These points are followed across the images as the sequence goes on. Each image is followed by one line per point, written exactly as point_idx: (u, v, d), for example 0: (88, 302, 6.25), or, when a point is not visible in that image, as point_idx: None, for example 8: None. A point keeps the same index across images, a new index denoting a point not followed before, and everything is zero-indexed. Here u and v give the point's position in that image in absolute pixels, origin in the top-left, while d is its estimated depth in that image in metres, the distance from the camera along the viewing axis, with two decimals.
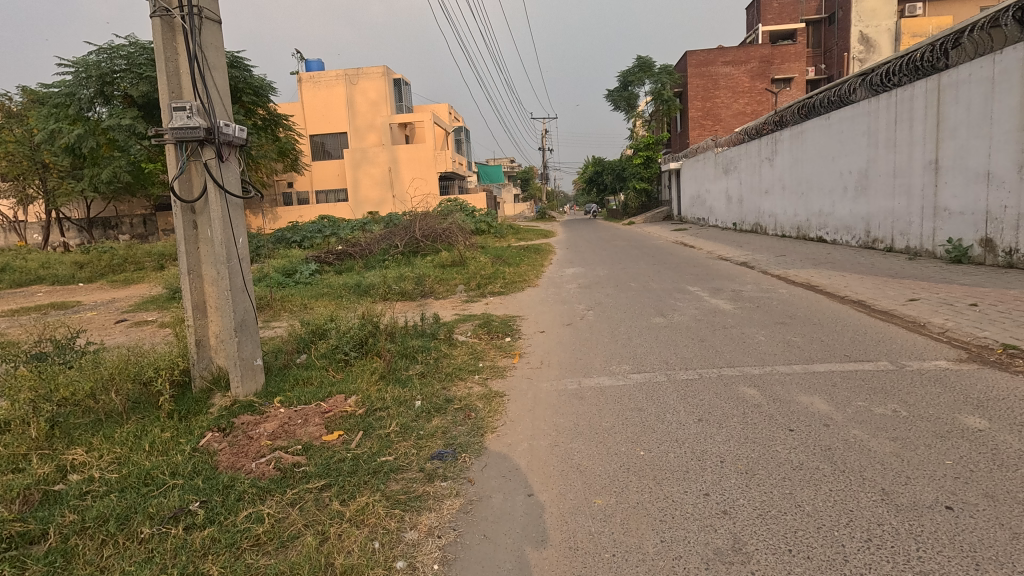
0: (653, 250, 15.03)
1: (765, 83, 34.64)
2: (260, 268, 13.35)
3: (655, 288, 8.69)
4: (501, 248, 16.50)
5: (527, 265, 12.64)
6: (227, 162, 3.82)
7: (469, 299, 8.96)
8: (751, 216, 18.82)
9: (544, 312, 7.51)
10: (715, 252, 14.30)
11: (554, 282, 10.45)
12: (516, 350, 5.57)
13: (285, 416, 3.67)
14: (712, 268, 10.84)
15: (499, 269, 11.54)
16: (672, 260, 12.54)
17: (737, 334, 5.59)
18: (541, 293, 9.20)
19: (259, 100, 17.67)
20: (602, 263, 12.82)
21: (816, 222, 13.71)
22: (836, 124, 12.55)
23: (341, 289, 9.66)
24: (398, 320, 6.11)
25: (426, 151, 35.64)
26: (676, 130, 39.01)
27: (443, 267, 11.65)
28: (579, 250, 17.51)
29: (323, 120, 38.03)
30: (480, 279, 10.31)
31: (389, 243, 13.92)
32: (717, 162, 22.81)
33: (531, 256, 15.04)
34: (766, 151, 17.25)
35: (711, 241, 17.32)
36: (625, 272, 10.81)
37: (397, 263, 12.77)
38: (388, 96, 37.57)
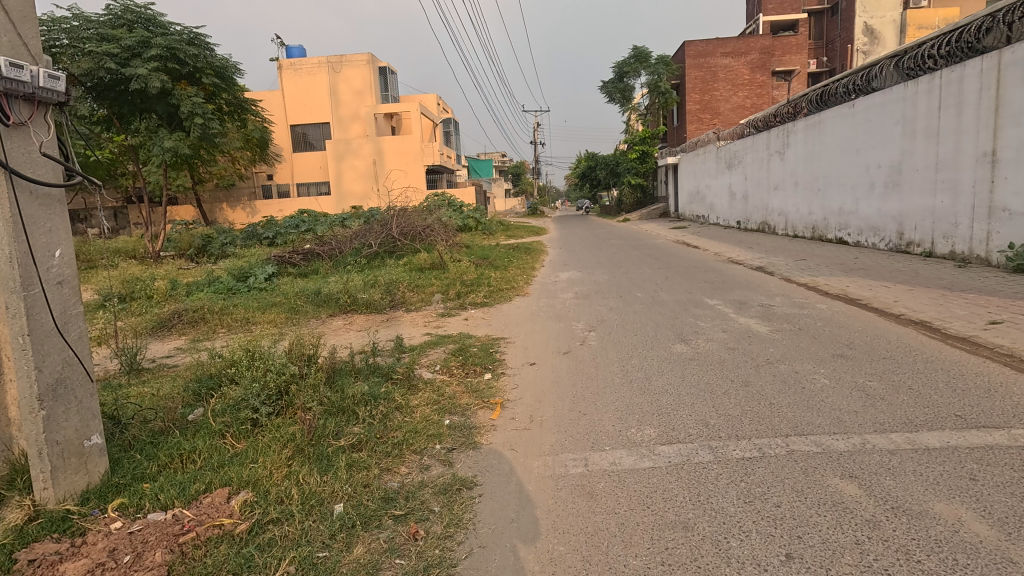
0: (654, 251, 13.70)
1: (766, 75, 33.34)
2: (218, 269, 11.87)
3: (665, 300, 7.36)
4: (489, 248, 15.06)
5: (516, 269, 11.23)
6: (21, 129, 2.37)
7: (447, 312, 7.57)
8: (758, 214, 17.53)
9: (536, 332, 6.13)
10: (723, 253, 12.98)
11: (547, 289, 9.09)
12: (496, 397, 4.13)
13: (107, 546, 2.24)
14: (727, 274, 9.49)
15: (485, 274, 10.13)
16: (679, 263, 11.22)
17: (788, 375, 4.22)
18: (532, 304, 7.85)
19: (224, 83, 15.94)
20: (599, 265, 11.49)
21: (836, 221, 12.39)
22: (862, 112, 11.21)
23: (297, 297, 8.25)
24: (343, 351, 4.66)
25: (412, 143, 34.06)
26: (673, 124, 37.67)
27: (420, 271, 10.22)
28: (573, 250, 16.11)
29: (304, 110, 36.25)
30: (461, 286, 8.91)
31: (363, 242, 12.46)
32: (719, 156, 21.47)
33: (521, 257, 13.65)
34: (776, 143, 15.91)
35: (716, 241, 16.01)
36: (627, 278, 9.45)
37: (369, 266, 11.32)
38: (373, 85, 35.91)
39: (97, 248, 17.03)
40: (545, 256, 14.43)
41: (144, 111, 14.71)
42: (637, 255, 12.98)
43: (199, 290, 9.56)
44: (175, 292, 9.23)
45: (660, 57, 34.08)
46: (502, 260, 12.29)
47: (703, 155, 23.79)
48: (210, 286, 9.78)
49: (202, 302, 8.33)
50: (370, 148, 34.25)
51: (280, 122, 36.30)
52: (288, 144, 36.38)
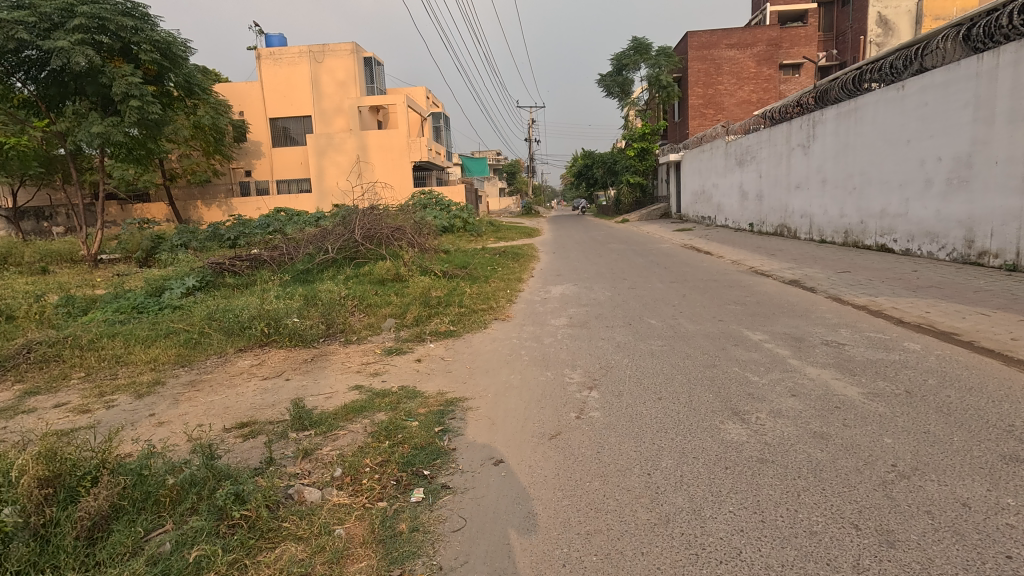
0: (663, 259, 11.80)
1: (773, 69, 31.49)
2: (143, 279, 9.94)
3: (690, 332, 5.45)
4: (471, 254, 13.16)
5: (498, 280, 9.33)
6: None
7: (398, 346, 5.63)
8: (774, 215, 15.70)
9: (511, 389, 4.21)
10: (743, 262, 11.13)
11: (533, 310, 7.20)
12: (419, 568, 2.19)
13: None
14: (759, 292, 7.61)
15: (459, 287, 8.24)
16: (695, 275, 9.33)
17: (954, 515, 2.31)
18: (513, 334, 5.95)
19: (171, 64, 14.01)
20: (599, 276, 9.64)
21: (877, 225, 10.54)
22: (914, 94, 9.35)
23: (207, 321, 6.33)
24: (169, 460, 2.73)
25: (398, 138, 32.12)
26: (674, 120, 35.84)
27: (379, 286, 8.28)
28: (567, 255, 14.24)
29: (284, 102, 34.20)
30: (425, 305, 7.01)
31: (319, 248, 10.59)
32: (728, 151, 19.63)
33: (507, 265, 11.76)
34: (797, 136, 14.07)
35: (729, 247, 14.14)
36: (635, 296, 7.58)
37: (323, 277, 9.40)
38: (357, 76, 33.94)
39: (29, 251, 15.03)
40: (535, 263, 12.53)
41: (74, 93, 12.80)
42: (642, 263, 11.09)
43: (96, 308, 7.61)
44: (66, 312, 7.30)
45: (661, 49, 32.24)
46: (484, 269, 10.42)
47: (710, 152, 21.94)
48: (112, 302, 7.84)
49: (84, 327, 6.40)
50: (354, 143, 32.32)
51: (258, 115, 34.21)
52: (267, 138, 34.31)
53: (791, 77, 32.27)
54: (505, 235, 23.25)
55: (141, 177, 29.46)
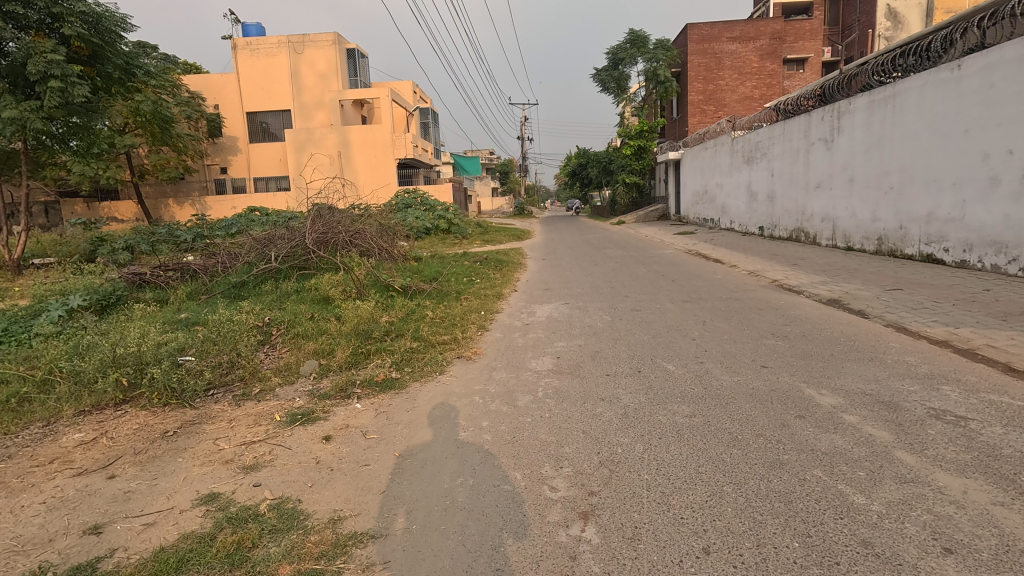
0: (669, 269, 10.17)
1: (776, 63, 30.02)
2: (41, 292, 8.21)
3: (729, 394, 3.77)
4: (447, 262, 11.46)
5: (470, 298, 7.64)
6: None
7: (308, 409, 3.93)
8: (789, 217, 14.12)
9: (455, 516, 2.52)
10: (761, 273, 9.55)
11: (511, 342, 5.52)
12: None
13: None
14: (795, 317, 6.03)
15: (418, 309, 6.57)
16: (713, 292, 7.68)
17: None
18: (477, 388, 4.26)
19: (107, 43, 12.25)
20: (595, 293, 7.97)
21: (922, 231, 8.96)
22: (975, 74, 7.77)
23: (56, 363, 4.62)
24: None
25: (382, 133, 30.39)
26: (672, 117, 34.26)
27: (318, 309, 6.56)
28: (558, 262, 12.63)
29: (261, 95, 32.33)
30: (369, 337, 5.33)
31: (262, 255, 8.92)
32: (734, 148, 18.05)
33: (487, 275, 10.11)
34: (817, 130, 12.49)
35: (741, 254, 12.51)
36: (643, 324, 5.91)
37: (257, 294, 7.67)
38: (339, 68, 32.13)
39: None
40: (521, 273, 10.85)
41: None
42: (645, 275, 9.43)
43: None
44: None
45: (660, 42, 30.68)
46: (458, 283, 8.72)
47: (713, 149, 20.35)
48: None
49: None
50: (335, 139, 30.56)
51: (234, 108, 32.34)
52: (243, 133, 32.46)
53: (795, 72, 30.77)
54: (492, 238, 21.56)
55: (105, 172, 27.57)
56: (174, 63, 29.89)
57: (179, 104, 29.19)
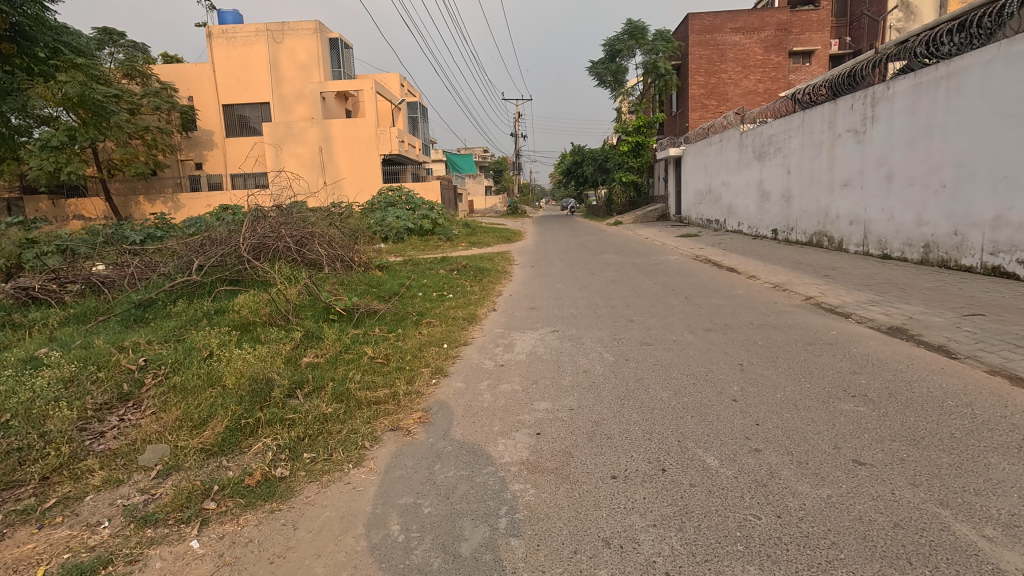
0: (679, 281, 8.59)
1: (782, 56, 28.54)
2: None
3: (827, 539, 2.16)
4: (419, 272, 9.82)
5: (434, 324, 6.03)
6: None
7: (104, 555, 2.30)
8: (807, 219, 12.61)
9: None
10: (789, 287, 8.02)
11: (475, 400, 3.90)
12: None
13: None
14: (859, 356, 4.51)
15: (357, 343, 4.96)
16: (740, 316, 6.10)
17: None
18: (405, 501, 2.65)
19: None
20: (590, 314, 6.40)
21: (987, 238, 7.44)
22: None
23: None
24: None
25: (365, 127, 28.72)
26: (671, 112, 32.38)
27: (226, 343, 4.96)
28: (548, 269, 11.07)
29: (238, 87, 30.50)
30: (268, 395, 3.72)
31: (185, 265, 7.30)
32: (743, 143, 16.51)
33: (462, 286, 8.54)
34: (844, 120, 10.94)
35: (758, 262, 10.95)
36: (658, 369, 4.30)
37: (161, 317, 6.03)
38: (321, 58, 30.39)
39: None
40: (504, 284, 9.26)
41: None
42: (651, 289, 7.87)
43: None
44: None
45: (659, 33, 29.18)
46: (423, 301, 7.11)
47: (719, 145, 18.78)
48: None
49: None
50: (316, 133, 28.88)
51: (209, 100, 30.56)
52: (219, 126, 30.68)
53: (801, 66, 29.29)
54: (480, 239, 19.99)
55: (66, 166, 25.63)
56: (143, 51, 28.03)
57: (147, 95, 27.30)
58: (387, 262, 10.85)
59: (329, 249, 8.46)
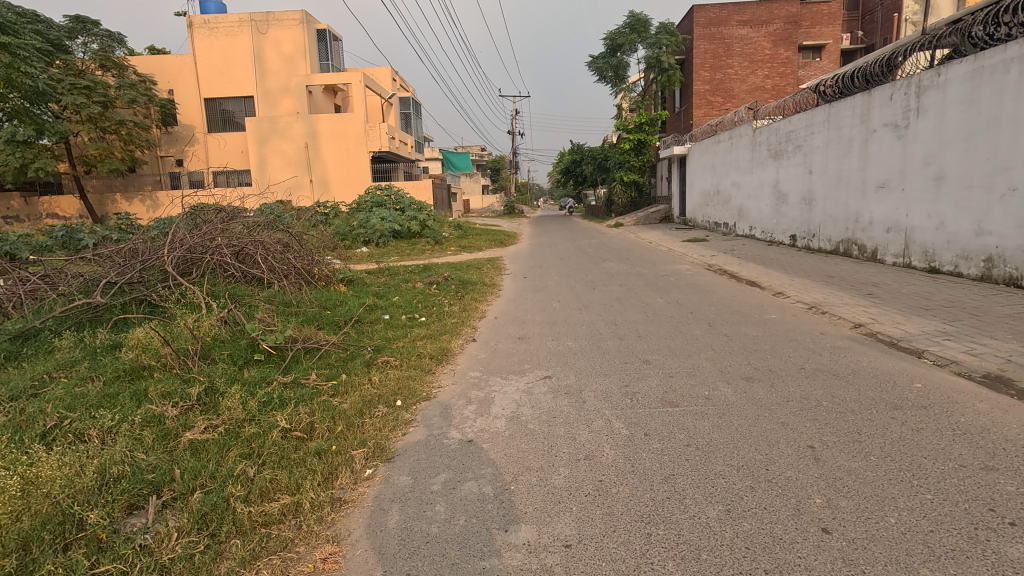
0: (698, 301, 7.23)
1: (791, 50, 27.20)
2: None
3: None
4: (393, 287, 8.43)
5: (391, 365, 4.68)
6: None
7: None
8: (832, 225, 11.30)
9: None
10: (830, 310, 6.71)
11: (419, 519, 2.54)
12: None
13: None
14: (976, 430, 3.20)
15: (273, 404, 3.60)
16: (784, 355, 4.79)
17: None
18: None
19: None
20: (592, 350, 5.05)
21: None
22: None
23: None
24: None
25: (354, 123, 27.34)
26: (675, 110, 30.51)
27: (89, 406, 3.58)
28: (544, 280, 9.77)
29: (221, 79, 29.03)
30: (84, 521, 2.35)
31: (94, 282, 5.92)
32: (757, 141, 15.17)
33: (440, 305, 7.22)
34: (880, 114, 9.63)
35: (782, 273, 9.62)
36: (692, 460, 2.95)
37: (40, 354, 4.66)
38: (307, 50, 28.95)
39: None
40: (491, 300, 7.95)
41: None
42: (666, 312, 6.55)
43: None
44: None
45: (663, 26, 27.94)
46: (387, 330, 5.78)
47: (729, 143, 17.46)
48: None
49: None
50: (302, 129, 27.47)
51: (190, 94, 29.09)
52: (201, 121, 29.25)
53: (811, 61, 28.01)
54: (470, 243, 18.58)
55: (34, 162, 24.11)
56: (118, 41, 26.46)
57: (122, 87, 25.75)
58: (357, 274, 9.45)
59: (280, 261, 7.07)
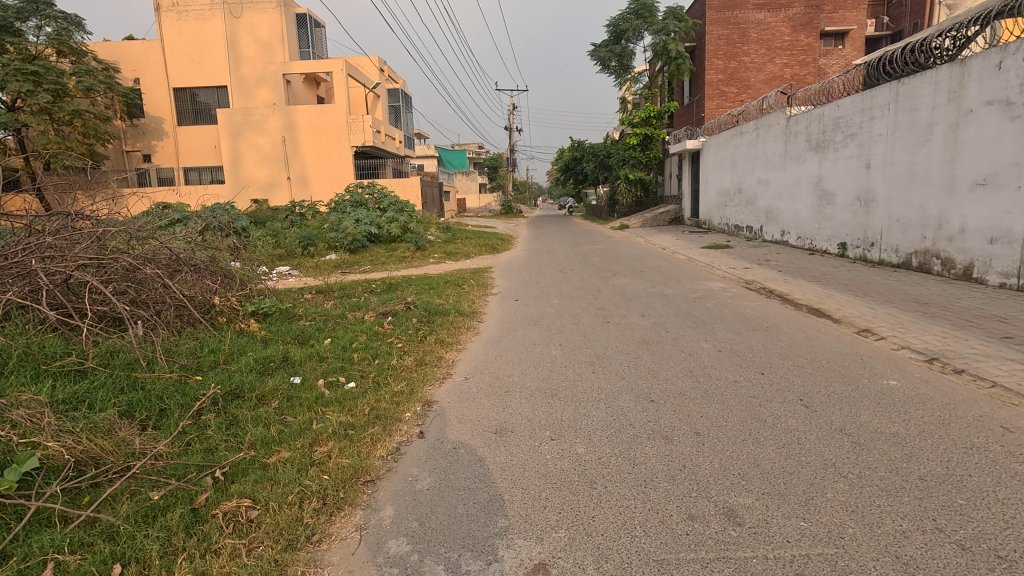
0: (763, 350, 4.98)
1: (812, 36, 24.91)
2: None
3: None
4: (331, 321, 6.10)
5: (237, 529, 2.40)
6: None
7: None
8: (900, 231, 9.07)
9: None
10: (964, 366, 4.49)
11: None
12: None
13: None
14: None
15: None
16: (990, 501, 2.52)
17: None
18: None
19: None
20: (622, 482, 2.78)
21: None
22: None
23: None
24: None
25: (335, 114, 25.02)
26: (684, 102, 28.25)
27: None
28: (539, 304, 7.50)
29: (191, 67, 26.67)
30: None
31: None
32: (793, 130, 12.89)
33: (388, 355, 4.94)
34: (980, 90, 7.38)
35: (850, 296, 7.39)
36: None
37: None
38: (285, 35, 26.62)
39: None
40: (465, 341, 5.69)
41: None
42: (724, 376, 4.27)
43: None
44: None
45: (671, 10, 25.66)
46: (277, 420, 3.50)
47: (754, 134, 15.19)
48: None
49: None
50: (279, 121, 25.14)
51: (157, 83, 26.74)
52: (170, 113, 26.91)
53: (833, 49, 25.73)
54: (457, 248, 16.18)
55: None
56: (75, 23, 23.95)
57: (77, 74, 23.36)
58: (290, 300, 7.09)
59: (145, 292, 4.78)
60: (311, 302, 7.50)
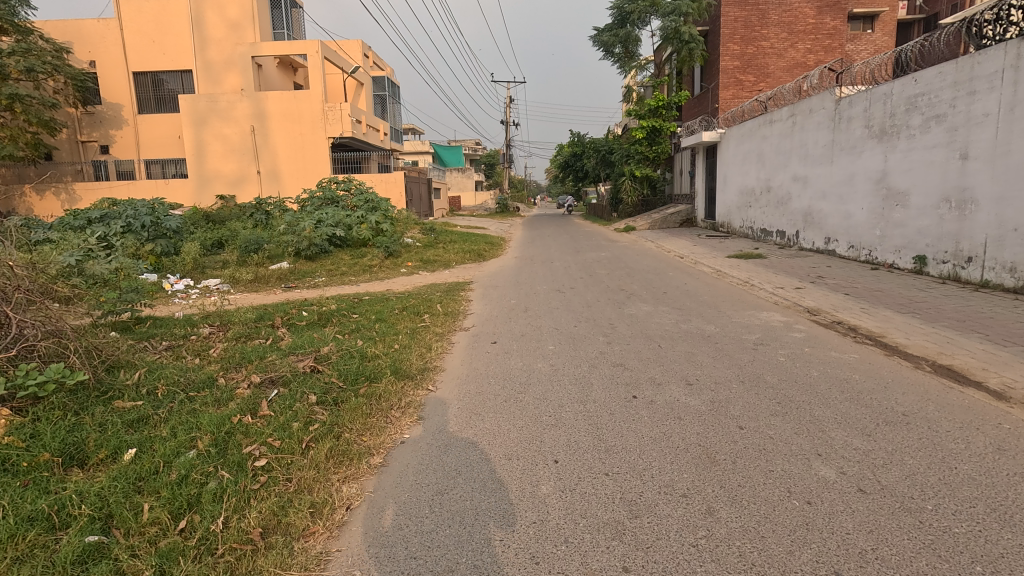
0: (948, 496, 2.56)
1: (838, 19, 22.51)
2: None
3: None
4: (175, 401, 3.64)
5: None
6: None
7: None
8: (1019, 244, 6.70)
9: None
10: None
11: None
12: None
13: None
14: None
15: None
16: None
17: None
18: None
19: None
20: None
21: None
22: None
23: None
24: None
25: (309, 101, 22.55)
26: (693, 93, 25.88)
27: None
28: (526, 352, 5.10)
29: (151, 49, 24.14)
30: None
31: None
32: (846, 115, 10.47)
33: (224, 499, 2.53)
34: None
35: (986, 342, 5.02)
36: None
37: None
38: (257, 14, 24.14)
39: None
40: (393, 443, 3.30)
41: None
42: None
43: None
44: None
45: None
46: None
47: (790, 122, 12.79)
48: None
49: None
50: (247, 109, 22.65)
51: (115, 67, 24.21)
52: (129, 100, 24.41)
53: (861, 33, 23.31)
54: (436, 255, 13.68)
55: None
56: None
57: (17, 53, 20.68)
58: (144, 352, 4.62)
59: None
60: (183, 351, 5.01)
